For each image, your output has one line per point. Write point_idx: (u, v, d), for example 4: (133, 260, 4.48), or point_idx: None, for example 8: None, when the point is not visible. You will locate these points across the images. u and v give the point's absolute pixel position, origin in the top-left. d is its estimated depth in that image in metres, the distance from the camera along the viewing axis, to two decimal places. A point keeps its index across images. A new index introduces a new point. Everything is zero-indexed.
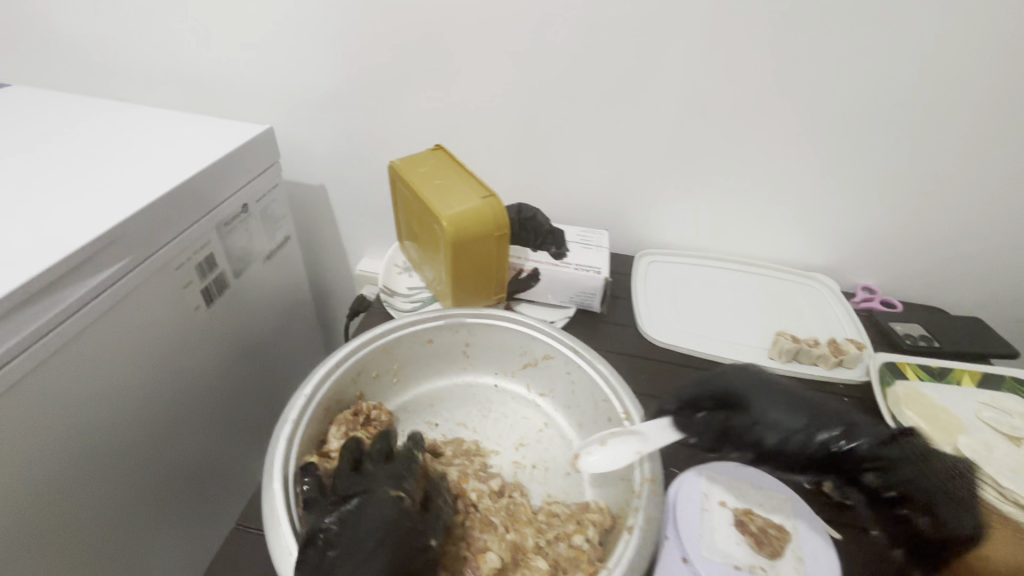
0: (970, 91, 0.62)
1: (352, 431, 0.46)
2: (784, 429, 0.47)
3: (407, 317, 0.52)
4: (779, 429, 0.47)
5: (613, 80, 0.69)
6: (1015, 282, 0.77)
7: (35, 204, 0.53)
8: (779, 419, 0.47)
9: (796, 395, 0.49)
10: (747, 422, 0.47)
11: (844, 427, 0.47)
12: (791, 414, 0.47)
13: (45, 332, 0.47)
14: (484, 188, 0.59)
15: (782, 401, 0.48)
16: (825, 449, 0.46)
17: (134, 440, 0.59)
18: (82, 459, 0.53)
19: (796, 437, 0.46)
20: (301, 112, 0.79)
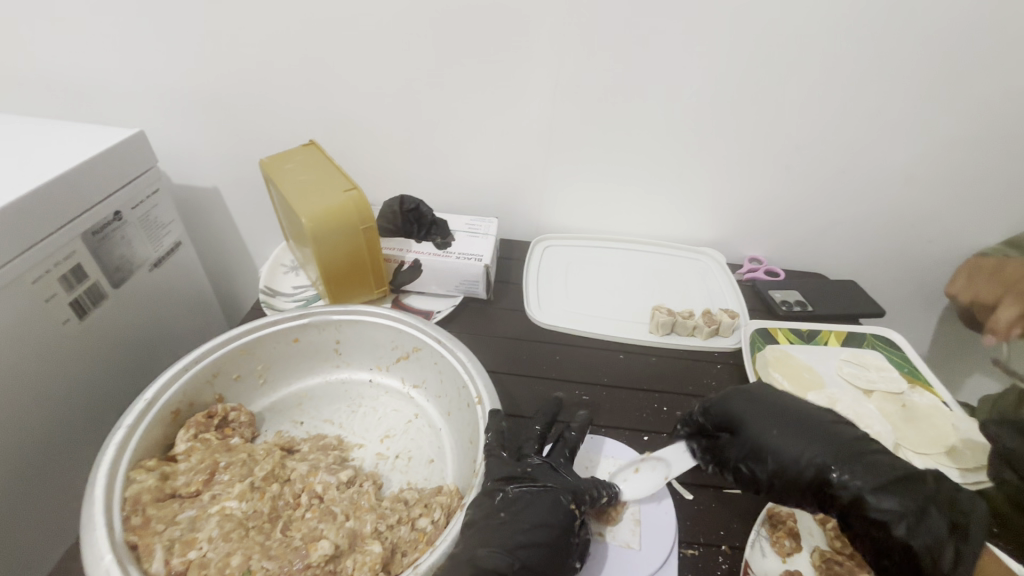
0: (826, 65, 0.64)
1: (203, 434, 0.45)
2: (776, 456, 0.44)
3: (266, 316, 0.51)
4: (773, 455, 0.44)
5: (490, 68, 0.69)
6: (886, 246, 0.82)
7: None
8: (772, 445, 0.45)
9: (784, 418, 0.46)
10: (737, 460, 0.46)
11: (839, 462, 0.41)
12: (773, 444, 0.45)
13: None
14: (349, 182, 0.58)
15: (780, 428, 0.45)
16: (818, 479, 0.42)
17: (10, 462, 0.56)
18: None
19: (788, 466, 0.43)
20: (178, 114, 0.76)
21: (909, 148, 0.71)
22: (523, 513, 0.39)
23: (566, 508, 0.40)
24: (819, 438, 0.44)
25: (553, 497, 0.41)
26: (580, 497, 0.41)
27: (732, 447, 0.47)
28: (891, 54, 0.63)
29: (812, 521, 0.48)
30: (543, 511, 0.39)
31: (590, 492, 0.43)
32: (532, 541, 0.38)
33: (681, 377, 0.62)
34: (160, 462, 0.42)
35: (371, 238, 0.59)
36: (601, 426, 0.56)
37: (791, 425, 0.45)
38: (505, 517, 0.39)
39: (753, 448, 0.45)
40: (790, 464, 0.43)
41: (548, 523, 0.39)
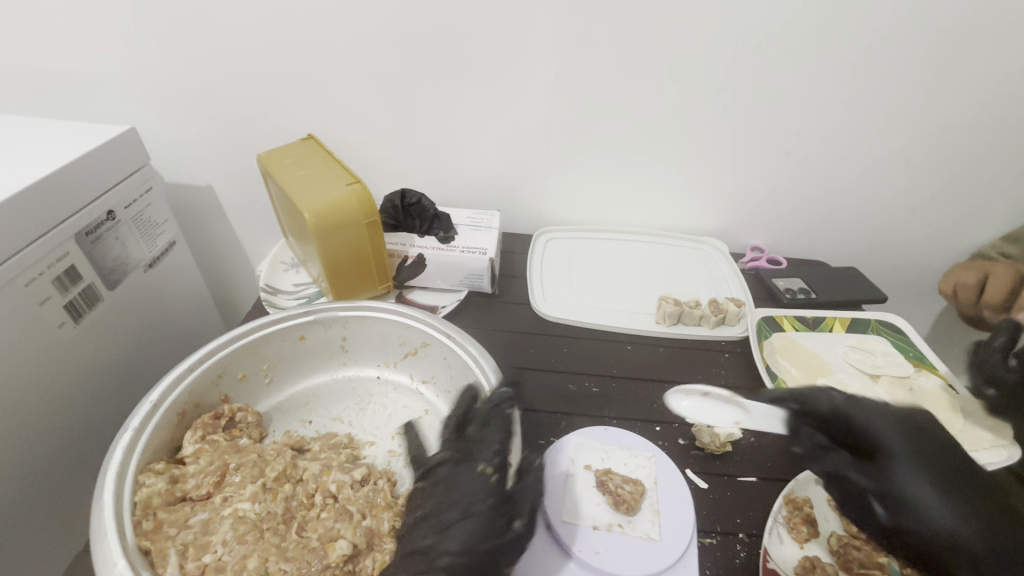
0: (828, 51, 0.64)
1: (210, 435, 0.44)
2: (920, 506, 0.40)
3: (271, 314, 0.50)
4: (919, 504, 0.40)
5: (490, 59, 0.68)
6: (886, 232, 0.82)
7: None
8: (923, 496, 0.40)
9: (950, 480, 0.41)
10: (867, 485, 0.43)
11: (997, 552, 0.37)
12: (927, 495, 0.40)
13: None
14: (351, 176, 0.57)
15: (944, 483, 0.40)
16: (951, 547, 0.38)
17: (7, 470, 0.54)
18: None
19: (930, 521, 0.39)
20: (169, 111, 0.74)
21: (909, 134, 0.71)
22: (438, 505, 0.38)
23: (480, 476, 0.38)
24: (980, 516, 0.38)
25: (465, 472, 0.39)
26: (492, 459, 0.39)
27: (867, 474, 0.43)
28: (892, 39, 0.63)
29: (827, 506, 0.48)
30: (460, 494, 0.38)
31: (502, 450, 0.40)
32: (458, 521, 0.36)
33: (690, 366, 0.62)
34: (169, 465, 0.41)
35: (374, 232, 0.58)
36: (613, 417, 0.55)
37: (954, 487, 0.40)
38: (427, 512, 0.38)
39: (895, 488, 0.41)
40: (930, 524, 0.39)
41: (471, 500, 0.37)
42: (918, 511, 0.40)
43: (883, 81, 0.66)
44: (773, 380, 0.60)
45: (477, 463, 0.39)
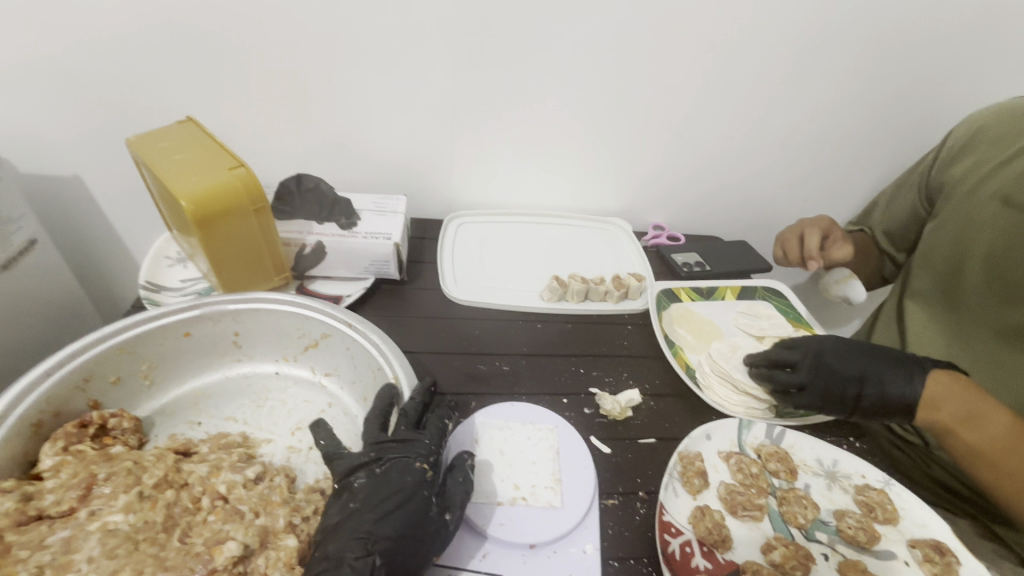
0: (708, 40, 0.69)
1: (76, 445, 0.40)
2: (819, 392, 0.53)
3: (146, 310, 0.46)
4: (819, 400, 0.53)
5: (387, 41, 0.66)
6: (768, 208, 0.90)
7: None
8: (826, 388, 0.53)
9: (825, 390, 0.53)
10: (821, 388, 0.53)
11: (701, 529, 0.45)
12: (816, 389, 0.53)
13: None
14: (235, 160, 0.53)
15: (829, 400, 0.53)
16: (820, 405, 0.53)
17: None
18: None
19: (806, 400, 0.54)
20: (17, 92, 0.65)
21: (784, 116, 0.77)
22: (369, 497, 0.37)
23: (416, 471, 0.39)
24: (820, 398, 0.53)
25: (400, 466, 0.39)
26: (429, 455, 0.41)
27: (803, 397, 0.54)
28: (766, 25, 0.68)
29: (717, 458, 0.52)
30: (392, 487, 0.38)
31: (437, 452, 0.41)
32: (390, 513, 0.36)
33: (596, 339, 0.64)
34: (21, 482, 0.36)
35: (266, 219, 0.55)
36: (522, 394, 0.56)
37: (827, 404, 0.53)
38: (356, 505, 0.37)
39: (813, 390, 0.53)
40: (808, 395, 0.54)
41: (408, 492, 0.38)
42: (826, 404, 0.53)
43: (760, 69, 0.72)
44: (671, 347, 0.64)
45: (412, 459, 0.40)
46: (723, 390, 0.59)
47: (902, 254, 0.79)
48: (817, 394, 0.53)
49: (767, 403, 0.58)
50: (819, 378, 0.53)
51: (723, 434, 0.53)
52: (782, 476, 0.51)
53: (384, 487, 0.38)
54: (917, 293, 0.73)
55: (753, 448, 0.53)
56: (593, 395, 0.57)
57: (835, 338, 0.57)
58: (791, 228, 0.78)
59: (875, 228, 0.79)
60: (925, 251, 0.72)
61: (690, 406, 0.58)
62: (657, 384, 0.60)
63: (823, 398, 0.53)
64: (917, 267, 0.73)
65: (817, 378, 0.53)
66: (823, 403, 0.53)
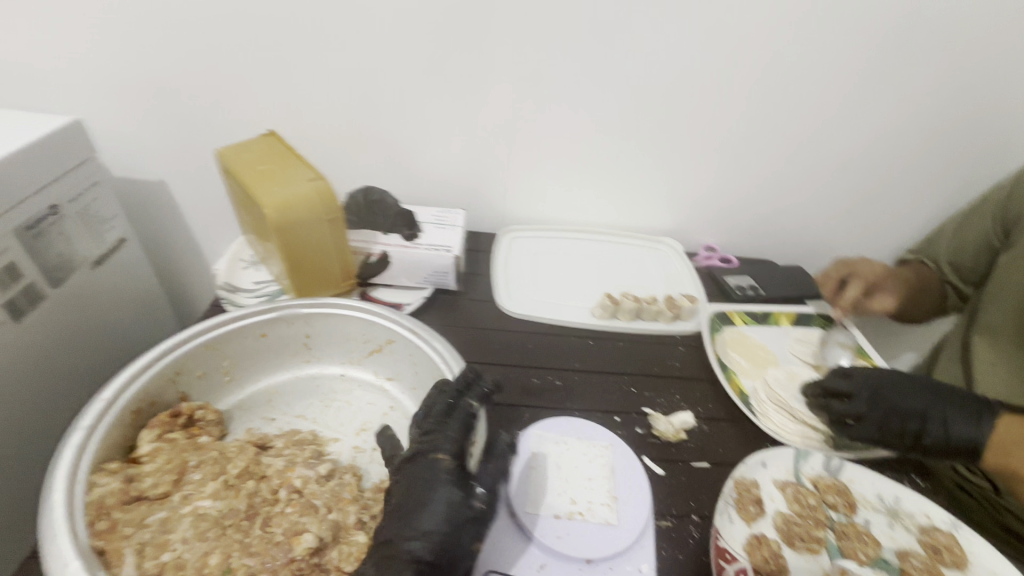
0: (767, 64, 0.69)
1: (169, 433, 0.43)
2: (878, 424, 0.52)
3: (230, 311, 0.49)
4: (878, 431, 0.52)
5: (453, 61, 0.69)
6: (825, 232, 0.88)
7: None
8: (885, 419, 0.52)
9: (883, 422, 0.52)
10: (879, 420, 0.52)
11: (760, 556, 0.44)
12: (873, 420, 0.52)
13: None
14: (314, 172, 0.57)
15: (888, 433, 0.52)
16: (878, 438, 0.52)
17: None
18: None
19: (864, 431, 0.52)
20: (117, 103, 0.72)
21: (845, 140, 0.76)
22: (402, 498, 0.38)
23: (440, 467, 0.39)
24: (879, 430, 0.52)
25: (424, 463, 0.39)
26: (451, 449, 0.40)
27: (861, 427, 0.52)
28: (830, 49, 0.68)
29: (773, 487, 0.51)
30: (418, 486, 0.38)
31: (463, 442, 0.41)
32: (416, 510, 0.36)
33: (648, 358, 0.65)
34: (124, 465, 0.40)
35: (339, 229, 0.58)
36: (575, 409, 0.57)
37: (886, 436, 0.52)
38: (393, 505, 0.38)
39: (871, 421, 0.52)
40: (866, 426, 0.52)
41: (432, 489, 0.38)
42: (885, 436, 0.52)
43: (821, 93, 0.71)
44: (724, 371, 0.64)
45: (435, 454, 0.40)
46: (779, 417, 0.58)
47: (970, 285, 0.76)
48: (875, 426, 0.52)
49: (824, 434, 0.57)
50: (877, 409, 0.52)
51: (778, 463, 0.53)
52: (840, 510, 0.50)
53: (410, 485, 0.38)
54: (988, 327, 0.70)
55: (810, 479, 0.52)
56: (646, 415, 0.57)
57: (896, 371, 0.55)
58: (837, 266, 0.73)
59: (940, 257, 0.77)
60: (997, 284, 0.69)
61: (744, 431, 0.57)
62: (710, 408, 0.60)
63: (881, 430, 0.52)
64: (989, 300, 0.70)
65: (876, 409, 0.52)
66: (881, 435, 0.52)
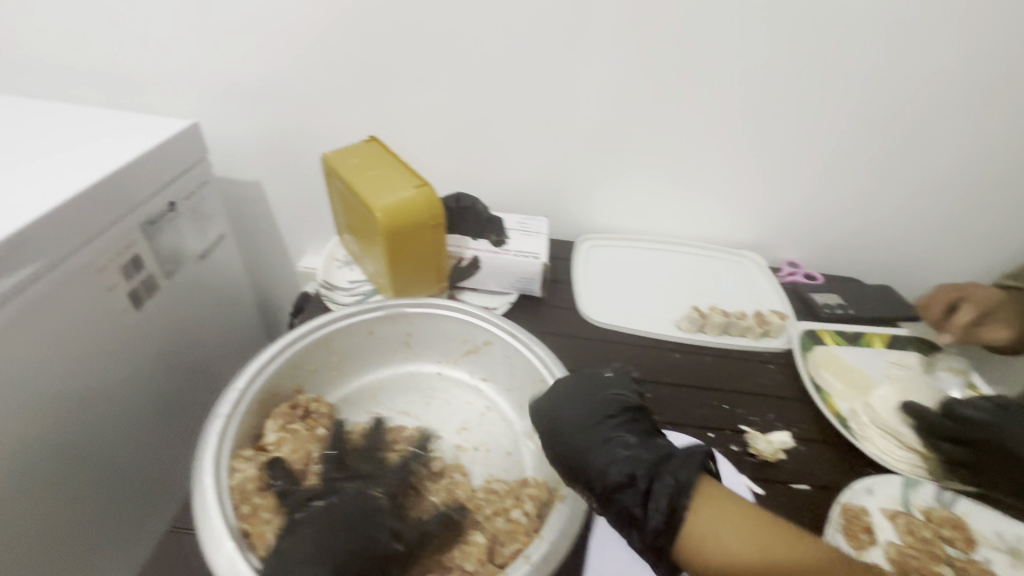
0: (870, 75, 0.66)
1: (290, 423, 0.46)
2: (998, 475, 0.51)
3: (341, 312, 0.52)
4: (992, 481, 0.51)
5: (544, 71, 0.70)
6: (918, 251, 0.84)
7: None
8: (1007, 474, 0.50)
9: (1002, 474, 0.50)
10: (996, 471, 0.51)
11: None
12: (991, 470, 0.51)
13: None
14: (418, 178, 0.59)
15: (1004, 485, 0.51)
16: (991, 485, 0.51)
17: (51, 457, 0.53)
18: (18, 471, 0.50)
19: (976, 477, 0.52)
20: (225, 107, 0.76)
21: (949, 157, 0.73)
22: (323, 520, 0.38)
23: (368, 497, 0.40)
24: (994, 480, 0.51)
25: (355, 492, 0.40)
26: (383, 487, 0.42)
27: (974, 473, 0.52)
28: (939, 62, 0.65)
29: (883, 515, 0.49)
30: (343, 509, 0.39)
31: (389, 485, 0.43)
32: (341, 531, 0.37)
33: (737, 375, 0.63)
34: (256, 452, 0.43)
35: (439, 234, 0.60)
36: (667, 423, 0.56)
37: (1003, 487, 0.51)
38: (313, 522, 0.38)
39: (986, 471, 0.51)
40: (980, 473, 0.51)
41: (359, 514, 0.38)
42: (1000, 486, 0.51)
43: (927, 107, 0.68)
44: (819, 392, 0.61)
45: (371, 488, 0.42)
46: (883, 442, 0.55)
47: None
48: (991, 475, 0.51)
49: (934, 463, 0.54)
50: (998, 462, 0.51)
51: (886, 491, 0.51)
52: (957, 545, 0.48)
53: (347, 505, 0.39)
54: None
55: (922, 510, 0.50)
56: (741, 433, 0.56)
57: (1020, 420, 0.51)
58: (947, 289, 0.70)
59: None
60: None
61: (845, 455, 0.55)
62: (806, 429, 0.58)
63: (995, 482, 0.51)
64: None
65: (997, 460, 0.51)
66: (997, 483, 0.51)
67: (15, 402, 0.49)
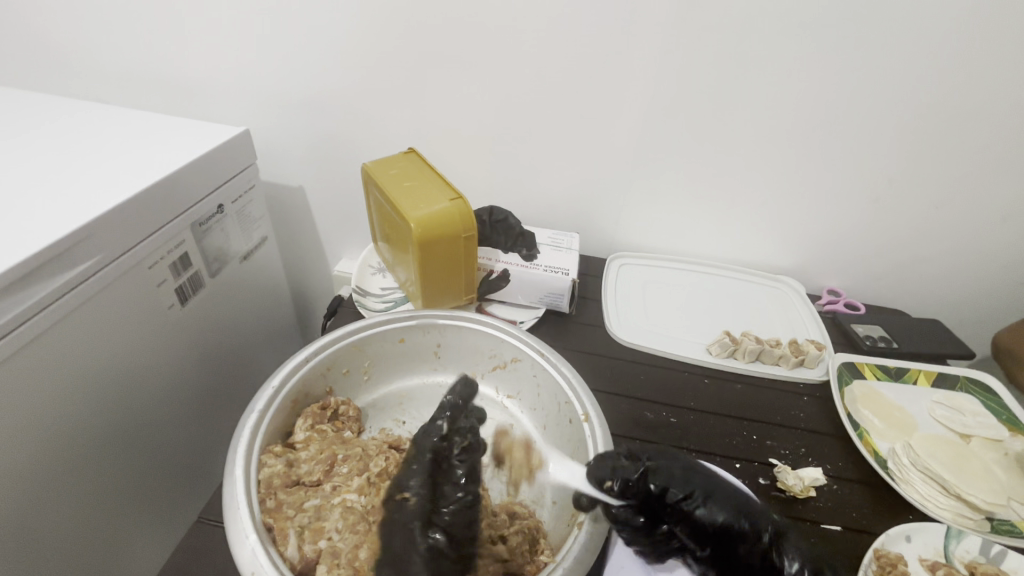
0: (923, 101, 0.64)
1: (319, 424, 0.48)
2: None
3: (378, 316, 0.53)
4: None
5: (583, 90, 0.70)
6: (970, 285, 0.80)
7: (26, 188, 0.54)
8: None
9: None
10: None
11: None
12: None
13: (29, 316, 0.47)
14: (453, 191, 0.60)
15: None
16: None
17: (98, 440, 0.57)
18: (63, 453, 0.53)
19: None
20: (276, 117, 0.80)
21: (1009, 188, 0.69)
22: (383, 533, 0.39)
23: (399, 503, 0.41)
24: None
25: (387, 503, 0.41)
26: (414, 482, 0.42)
27: None
28: (1002, 89, 0.61)
29: (920, 566, 0.46)
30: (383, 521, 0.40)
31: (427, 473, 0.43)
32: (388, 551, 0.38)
33: (769, 406, 0.61)
34: (285, 449, 0.45)
35: (470, 246, 0.61)
36: (693, 450, 0.55)
37: None
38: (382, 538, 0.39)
39: None
40: None
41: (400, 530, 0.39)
42: None
43: (985, 136, 0.65)
44: (856, 429, 0.59)
45: (397, 492, 0.41)
46: (924, 487, 0.52)
47: None
48: None
49: (981, 515, 0.50)
50: None
51: (925, 539, 0.48)
52: None
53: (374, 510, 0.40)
54: None
55: (964, 563, 0.47)
56: (770, 466, 0.54)
57: None
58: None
59: None
60: None
61: (882, 498, 0.53)
62: (840, 466, 0.56)
63: None
64: None
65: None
66: None
67: (65, 387, 0.52)
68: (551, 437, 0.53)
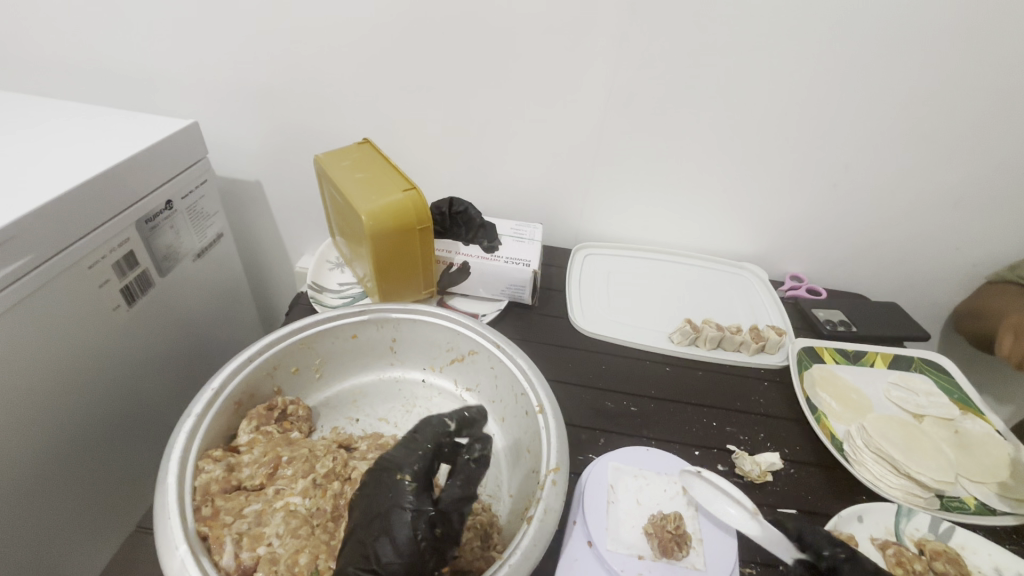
0: (878, 87, 0.64)
1: (264, 425, 0.47)
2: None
3: (329, 312, 0.52)
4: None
5: (540, 77, 0.69)
6: (924, 269, 0.82)
7: None
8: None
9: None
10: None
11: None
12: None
13: None
14: (407, 181, 0.58)
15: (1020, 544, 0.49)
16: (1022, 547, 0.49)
17: (37, 449, 0.54)
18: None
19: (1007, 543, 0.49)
20: (227, 109, 0.77)
21: (960, 172, 0.70)
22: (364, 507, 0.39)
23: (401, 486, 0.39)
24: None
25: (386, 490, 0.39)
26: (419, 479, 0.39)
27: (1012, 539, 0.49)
28: (952, 75, 0.62)
29: (871, 544, 0.47)
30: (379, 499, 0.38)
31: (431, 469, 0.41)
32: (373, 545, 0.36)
33: (729, 392, 0.62)
34: (226, 453, 0.43)
35: (426, 238, 0.59)
36: (652, 438, 0.55)
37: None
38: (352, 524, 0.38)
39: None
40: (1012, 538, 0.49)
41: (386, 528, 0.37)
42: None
43: (938, 121, 0.66)
44: (814, 413, 0.59)
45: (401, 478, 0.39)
46: (877, 468, 0.53)
47: None
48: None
49: (931, 493, 0.51)
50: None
51: (877, 518, 0.49)
52: None
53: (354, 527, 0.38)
54: None
55: (913, 540, 0.48)
56: (728, 452, 0.55)
57: None
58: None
59: None
60: None
61: (837, 479, 0.53)
62: (796, 450, 0.56)
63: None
64: None
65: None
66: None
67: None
68: (508, 431, 0.52)
